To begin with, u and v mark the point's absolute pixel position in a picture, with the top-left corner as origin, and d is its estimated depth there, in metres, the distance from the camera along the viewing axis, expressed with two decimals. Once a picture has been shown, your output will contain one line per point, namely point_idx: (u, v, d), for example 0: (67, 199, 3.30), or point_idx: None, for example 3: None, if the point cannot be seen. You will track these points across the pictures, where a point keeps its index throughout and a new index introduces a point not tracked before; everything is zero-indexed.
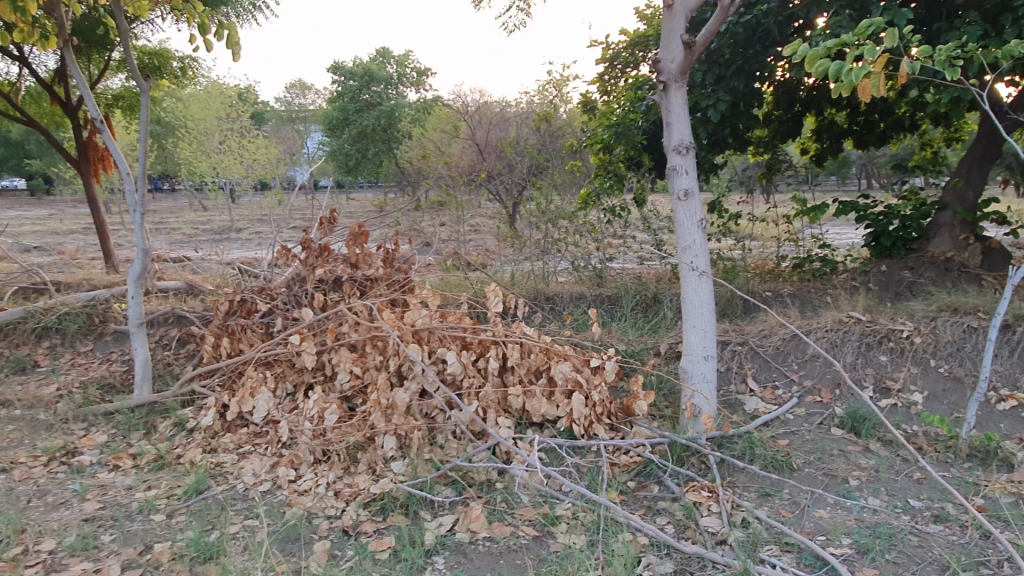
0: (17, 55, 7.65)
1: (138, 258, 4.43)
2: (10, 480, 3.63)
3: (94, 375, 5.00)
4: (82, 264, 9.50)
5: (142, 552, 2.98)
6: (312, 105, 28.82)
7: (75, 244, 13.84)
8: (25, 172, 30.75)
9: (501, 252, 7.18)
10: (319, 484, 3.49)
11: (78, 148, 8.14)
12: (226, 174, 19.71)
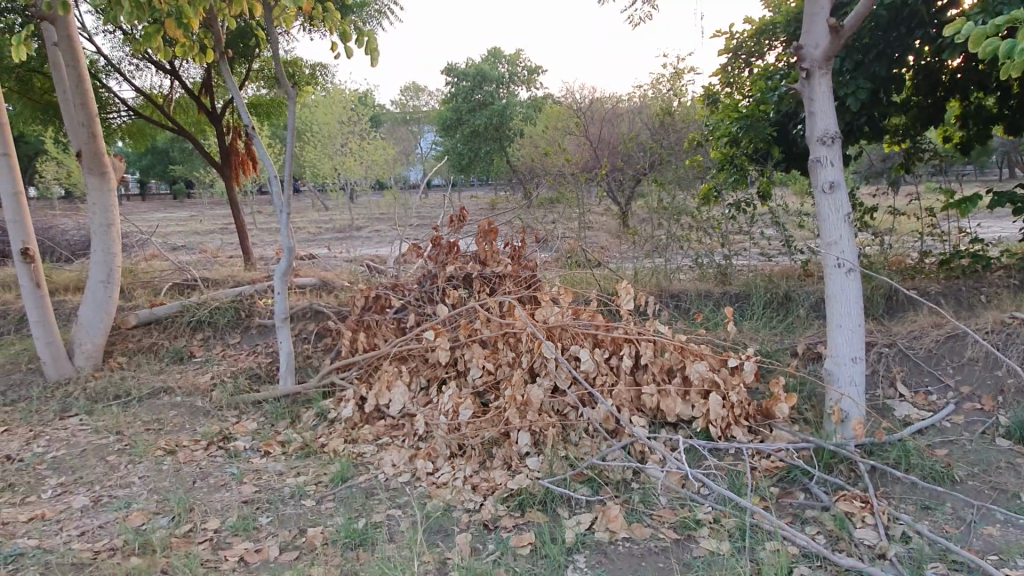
0: (168, 69, 8.29)
1: (283, 256, 4.68)
2: (176, 462, 3.93)
3: (243, 366, 5.34)
4: (223, 261, 10.18)
5: (298, 535, 3.15)
6: (425, 106, 29.54)
7: (215, 242, 14.86)
8: (168, 177, 33.39)
9: (621, 249, 7.10)
10: (457, 478, 3.57)
11: (221, 154, 8.72)
12: (347, 175, 20.56)
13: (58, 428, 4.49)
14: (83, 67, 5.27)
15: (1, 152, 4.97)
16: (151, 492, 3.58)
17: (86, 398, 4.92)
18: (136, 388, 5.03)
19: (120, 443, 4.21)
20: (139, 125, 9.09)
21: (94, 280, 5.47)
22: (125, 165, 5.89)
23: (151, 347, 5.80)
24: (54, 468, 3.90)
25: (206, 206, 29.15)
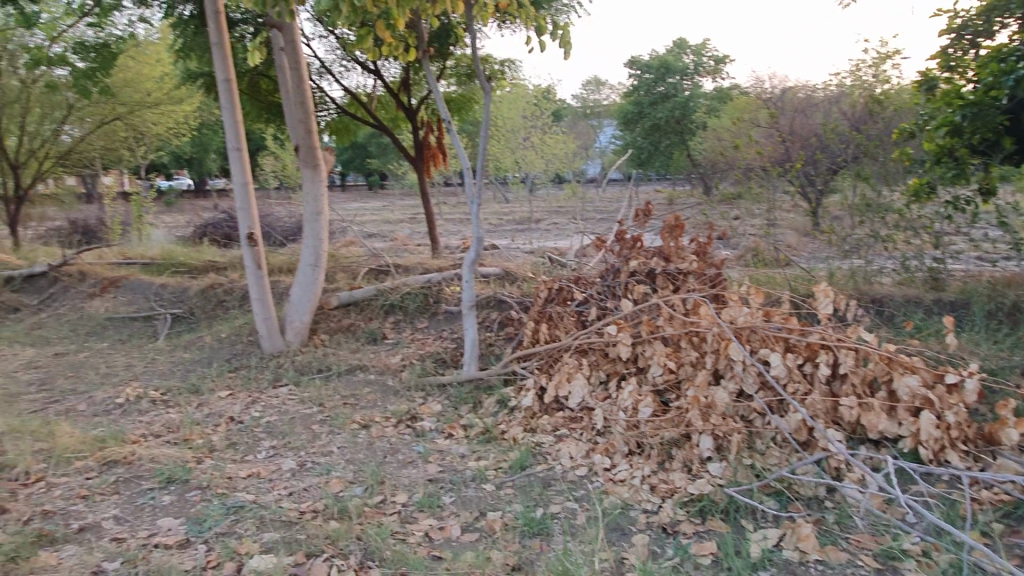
0: (372, 68, 8.90)
1: (472, 246, 4.85)
2: (370, 436, 4.22)
3: (430, 350, 5.62)
4: (413, 249, 10.77)
5: (478, 517, 3.25)
6: (606, 100, 29.39)
7: (406, 231, 15.80)
8: (365, 171, 36.01)
9: (815, 248, 6.64)
10: (635, 476, 3.51)
11: (415, 149, 9.21)
12: (528, 169, 21.00)
13: (271, 396, 4.99)
14: (303, 70, 5.80)
15: (234, 147, 5.61)
16: (348, 462, 3.87)
17: (294, 370, 5.43)
18: (336, 363, 5.47)
19: (322, 414, 4.60)
20: (345, 123, 9.87)
21: (304, 263, 6.02)
22: (336, 159, 6.41)
23: (350, 327, 6.27)
24: (268, 431, 4.34)
25: (397, 197, 31.09)
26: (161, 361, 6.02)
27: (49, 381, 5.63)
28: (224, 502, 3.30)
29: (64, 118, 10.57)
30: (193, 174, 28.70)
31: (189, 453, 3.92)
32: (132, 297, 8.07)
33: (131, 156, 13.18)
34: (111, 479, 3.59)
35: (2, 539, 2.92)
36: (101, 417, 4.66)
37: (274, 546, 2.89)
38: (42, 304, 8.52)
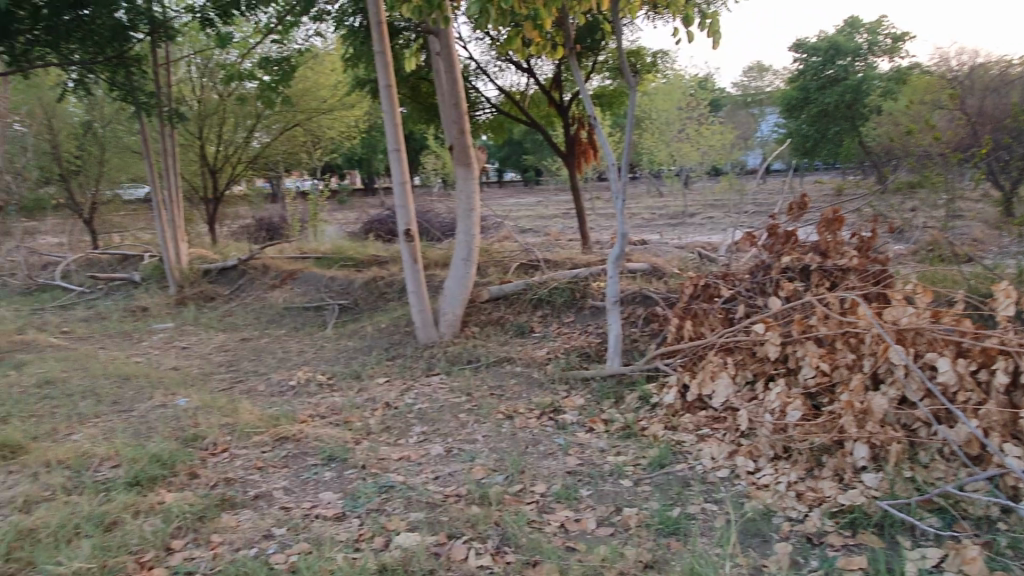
0: (525, 67, 9.09)
1: (617, 242, 4.84)
2: (513, 426, 4.36)
3: (575, 344, 5.69)
4: (563, 244, 10.89)
5: (614, 512, 3.27)
6: (769, 86, 27.95)
7: (558, 226, 15.97)
8: (520, 167, 36.71)
9: (1004, 242, 5.98)
10: (780, 482, 3.37)
11: (566, 145, 9.31)
12: (683, 162, 20.47)
13: (424, 384, 5.28)
14: (457, 73, 6.05)
15: (394, 149, 5.97)
16: (491, 450, 4.02)
17: (445, 360, 5.71)
18: (484, 355, 5.69)
19: (470, 403, 4.81)
20: (499, 121, 10.16)
21: (457, 258, 6.30)
22: (487, 157, 6.64)
23: (499, 320, 6.48)
24: (419, 417, 4.60)
25: (551, 192, 31.47)
26: (329, 348, 6.55)
27: (236, 363, 6.29)
28: (377, 481, 3.55)
29: (252, 126, 11.71)
30: (362, 173, 30.67)
31: (349, 434, 4.25)
32: (306, 289, 8.81)
33: (309, 158, 14.34)
34: (282, 453, 3.97)
35: (193, 500, 3.33)
36: (276, 397, 5.16)
37: (419, 525, 3.07)
38: (233, 294, 9.52)
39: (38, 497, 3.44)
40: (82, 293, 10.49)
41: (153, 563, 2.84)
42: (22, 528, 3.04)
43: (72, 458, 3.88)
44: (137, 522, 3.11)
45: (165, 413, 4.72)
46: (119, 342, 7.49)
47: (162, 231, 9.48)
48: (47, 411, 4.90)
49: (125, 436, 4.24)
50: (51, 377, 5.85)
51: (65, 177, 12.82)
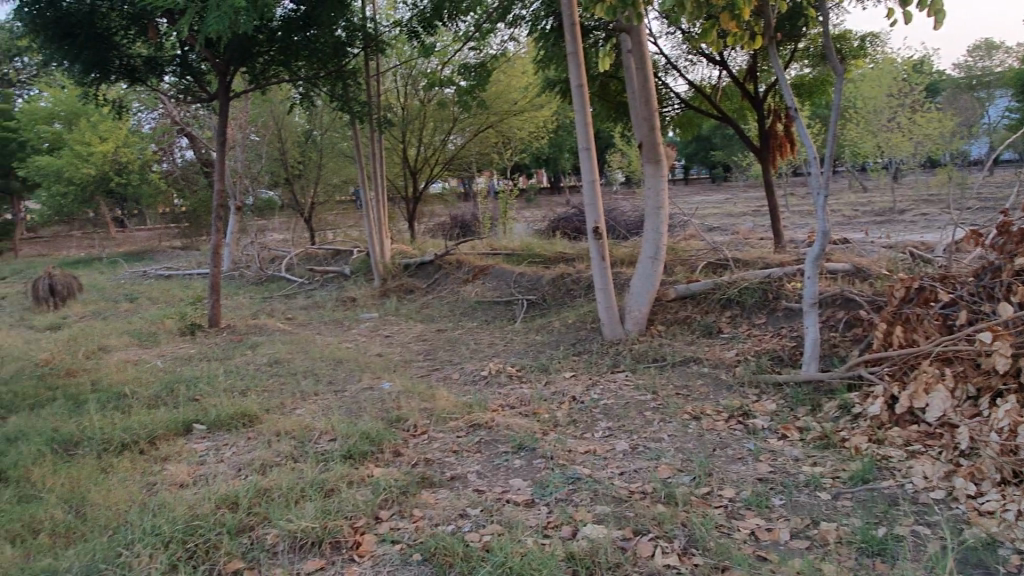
0: (717, 59, 8.82)
1: (816, 240, 4.57)
2: (700, 428, 4.28)
3: (767, 347, 5.45)
4: (755, 243, 10.43)
5: (810, 525, 3.11)
6: (1000, 65, 24.76)
7: (749, 224, 15.29)
8: (709, 162, 35.53)
9: None
10: (1008, 510, 3.02)
11: (760, 138, 8.89)
12: (893, 153, 18.72)
13: (609, 380, 5.33)
14: (648, 69, 6.02)
15: (584, 148, 6.06)
16: (677, 450, 3.98)
17: (630, 358, 5.72)
18: (670, 354, 5.62)
19: (655, 401, 4.78)
20: (689, 116, 9.92)
21: (645, 256, 6.27)
22: (678, 153, 6.53)
23: (685, 319, 6.37)
24: (605, 413, 4.65)
25: (741, 188, 30.18)
26: (517, 341, 6.80)
27: (432, 352, 6.73)
28: (564, 472, 3.65)
29: (449, 129, 12.39)
30: (549, 172, 31.27)
31: (537, 425, 4.40)
32: (496, 285, 9.19)
33: (500, 159, 14.90)
34: (475, 439, 4.21)
35: (397, 477, 3.63)
36: (470, 386, 5.45)
37: (605, 519, 3.13)
38: (429, 287, 10.16)
39: (271, 462, 3.93)
40: (302, 284, 11.71)
41: (364, 529, 3.14)
42: (259, 487, 3.50)
43: (297, 430, 4.39)
44: (350, 491, 3.45)
45: (373, 395, 5.18)
46: (333, 329, 8.28)
47: (370, 229, 10.33)
48: (276, 387, 5.55)
49: (339, 414, 4.71)
50: (279, 358, 6.62)
51: (289, 181, 14.36)
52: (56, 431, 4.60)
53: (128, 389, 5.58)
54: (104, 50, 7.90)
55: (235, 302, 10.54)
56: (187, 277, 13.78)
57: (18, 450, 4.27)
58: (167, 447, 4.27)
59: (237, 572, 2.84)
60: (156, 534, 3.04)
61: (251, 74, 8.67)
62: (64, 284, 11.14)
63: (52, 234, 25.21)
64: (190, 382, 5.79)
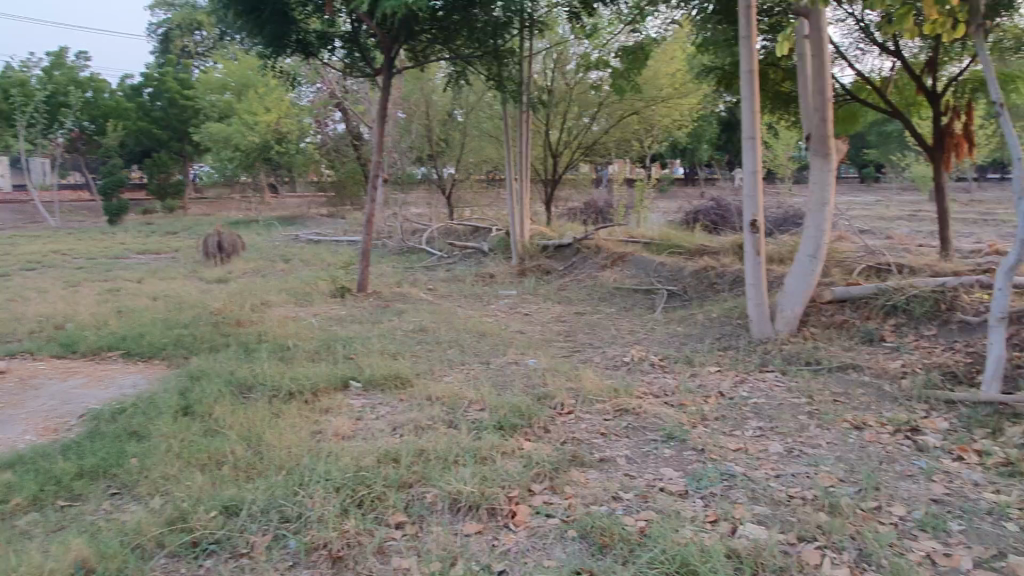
0: (894, 49, 8.18)
1: (1013, 250, 4.15)
2: (862, 439, 4.04)
3: (937, 361, 5.06)
4: (918, 249, 9.67)
5: (996, 556, 2.85)
6: None
7: (907, 229, 14.20)
8: (861, 161, 33.28)
9: None
10: None
11: (934, 137, 8.17)
12: None
13: (758, 379, 5.13)
14: (826, 56, 5.67)
15: (749, 136, 5.81)
16: (838, 459, 3.78)
17: (781, 358, 5.48)
18: (827, 359, 5.33)
19: (810, 406, 4.56)
20: (851, 110, 9.24)
21: (803, 254, 5.95)
22: (848, 148, 6.14)
23: (843, 323, 6.02)
24: (756, 412, 4.48)
25: (896, 191, 28.07)
26: (659, 330, 6.67)
27: (572, 334, 6.74)
28: (717, 468, 3.55)
29: (594, 114, 12.29)
30: (686, 163, 30.45)
31: (685, 416, 4.31)
32: (636, 273, 9.06)
33: (642, 146, 14.62)
34: (623, 424, 4.17)
35: (549, 453, 3.67)
36: (612, 370, 5.42)
37: (765, 520, 3.02)
38: (566, 269, 10.17)
39: (425, 424, 4.08)
40: (441, 258, 12.05)
41: (518, 499, 3.19)
42: (418, 447, 3.64)
43: (448, 397, 4.52)
44: (503, 461, 3.53)
45: (518, 370, 5.25)
46: (473, 303, 8.49)
47: (511, 208, 10.45)
48: (424, 354, 5.76)
49: (487, 385, 4.82)
50: (425, 326, 6.86)
51: (434, 157, 14.79)
52: (232, 374, 5.01)
53: (291, 342, 5.98)
54: (285, 26, 8.44)
55: (379, 270, 11.02)
56: (334, 243, 14.55)
57: (203, 388, 4.70)
58: (328, 400, 4.53)
59: (401, 524, 2.98)
60: (328, 479, 3.24)
61: (412, 52, 9.10)
62: (229, 241, 12.08)
63: (215, 196, 27.38)
64: (346, 341, 6.12)
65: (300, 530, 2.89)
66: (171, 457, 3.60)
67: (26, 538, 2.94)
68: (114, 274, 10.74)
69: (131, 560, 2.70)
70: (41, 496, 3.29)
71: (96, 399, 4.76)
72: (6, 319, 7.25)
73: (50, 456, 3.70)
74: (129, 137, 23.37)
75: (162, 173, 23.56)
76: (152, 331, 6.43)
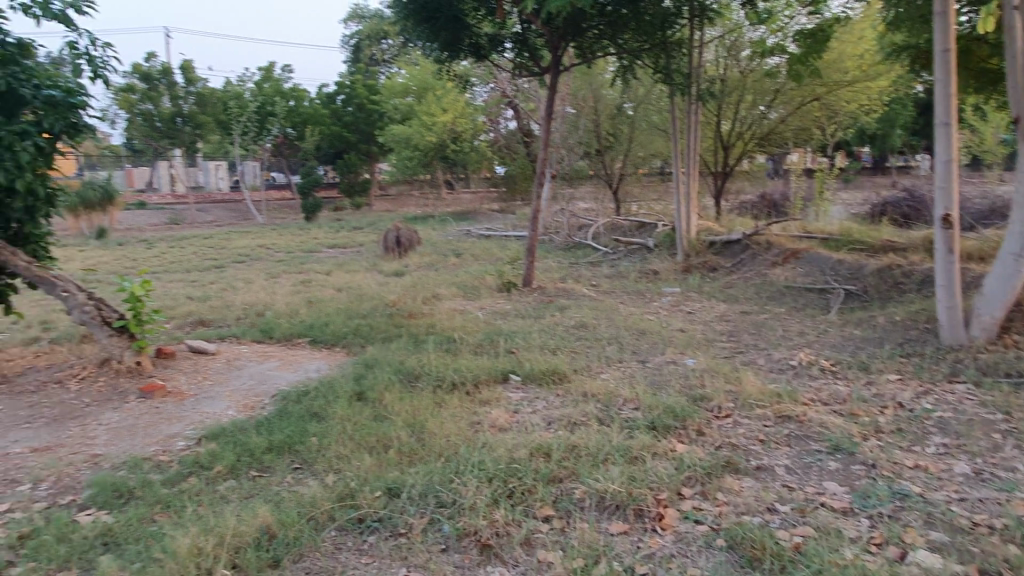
0: None
1: None
2: None
3: None
4: None
5: None
6: None
7: None
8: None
9: None
10: None
11: None
12: None
13: (946, 390, 4.65)
14: None
15: (942, 122, 5.28)
16: None
17: (976, 368, 4.93)
18: None
19: (1008, 424, 4.07)
20: None
21: (1006, 253, 5.29)
22: None
23: None
24: (940, 427, 4.07)
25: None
26: (833, 333, 6.24)
27: (737, 334, 6.49)
28: (889, 485, 3.28)
29: (770, 102, 11.66)
30: (877, 151, 28.02)
31: (856, 427, 4.01)
32: (811, 270, 8.53)
33: (823, 135, 13.66)
34: (785, 432, 3.97)
35: (703, 457, 3.58)
36: (777, 374, 5.16)
37: (942, 548, 2.75)
38: (734, 266, 9.78)
39: (578, 421, 4.13)
40: (606, 253, 12.03)
41: (667, 502, 3.15)
42: (569, 443, 3.70)
43: (603, 394, 4.54)
44: (654, 462, 3.49)
45: (676, 370, 5.16)
46: (635, 299, 8.43)
47: (678, 203, 10.21)
48: (582, 350, 5.82)
49: (643, 384, 4.78)
50: (585, 322, 6.92)
51: (601, 152, 14.78)
52: (402, 364, 5.36)
53: (457, 335, 6.29)
54: (459, 31, 8.83)
55: (545, 265, 11.22)
56: (503, 238, 15.01)
57: (377, 375, 5.09)
58: (488, 392, 4.72)
59: (548, 518, 3.05)
60: (481, 469, 3.39)
61: (579, 49, 9.01)
62: (407, 237, 12.86)
63: (398, 193, 29.18)
64: (508, 335, 6.33)
65: (453, 515, 3.06)
66: (345, 438, 3.94)
67: (224, 502, 3.36)
68: (308, 267, 11.81)
69: (306, 529, 3.00)
70: (238, 466, 3.73)
71: (286, 381, 5.29)
72: (219, 307, 8.24)
73: (247, 430, 4.19)
74: (323, 140, 25.54)
75: (352, 173, 25.49)
76: (336, 320, 7.03)
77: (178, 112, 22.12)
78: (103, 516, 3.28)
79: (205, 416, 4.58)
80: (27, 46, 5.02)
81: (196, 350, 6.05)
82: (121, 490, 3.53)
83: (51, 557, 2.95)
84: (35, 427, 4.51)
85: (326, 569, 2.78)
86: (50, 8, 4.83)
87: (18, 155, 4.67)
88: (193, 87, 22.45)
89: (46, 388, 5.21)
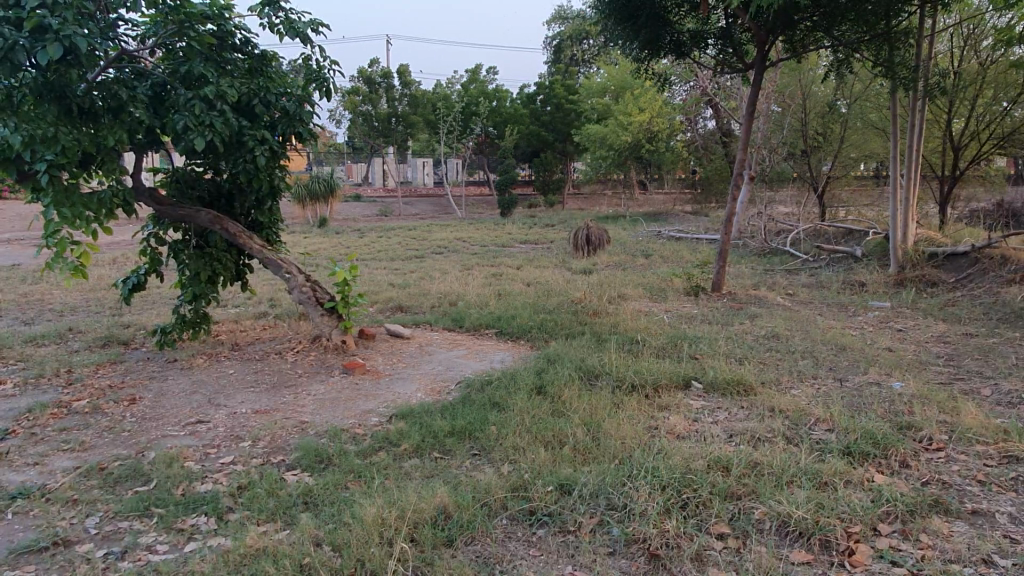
0: None
1: None
2: None
3: None
4: None
5: None
6: None
7: None
8: None
9: None
10: None
11: None
12: None
13: None
14: None
15: None
16: None
17: None
18: None
19: None
20: None
21: None
22: None
23: None
24: None
25: None
26: None
27: (957, 358, 5.77)
28: None
29: (1015, 97, 10.25)
30: None
31: None
32: None
33: None
34: (1011, 474, 3.46)
35: (905, 492, 3.23)
36: (1004, 406, 4.53)
37: None
38: (958, 282, 8.73)
39: (762, 436, 3.90)
40: (806, 261, 11.26)
41: (859, 537, 2.88)
42: (751, 459, 3.50)
43: (792, 411, 4.25)
44: (846, 491, 3.21)
45: (879, 392, 4.71)
46: (836, 312, 7.82)
47: (893, 208, 9.30)
48: (773, 361, 5.50)
49: (840, 404, 4.41)
50: (777, 332, 6.51)
51: (807, 152, 13.82)
52: (583, 361, 5.39)
53: (641, 336, 6.21)
54: (661, 28, 8.63)
55: (737, 270, 10.77)
56: (695, 240, 14.60)
57: (557, 370, 5.16)
58: (668, 397, 4.60)
59: (722, 536, 2.91)
60: (654, 476, 3.31)
61: (789, 42, 8.54)
62: (597, 236, 12.89)
63: (591, 193, 29.37)
64: (693, 340, 6.13)
65: (623, 519, 3.03)
66: (523, 431, 4.03)
67: (408, 478, 3.58)
68: (499, 261, 12.28)
69: (479, 514, 3.11)
70: (422, 446, 3.96)
71: (471, 369, 5.54)
72: (417, 294, 8.81)
73: (432, 413, 4.42)
74: (522, 139, 26.32)
75: (546, 170, 26.11)
76: (522, 314, 7.21)
77: (393, 112, 23.81)
78: (305, 478, 3.63)
79: (397, 396, 4.89)
80: (270, 56, 5.69)
81: (394, 333, 6.50)
82: (322, 456, 3.88)
83: (261, 509, 3.32)
84: (257, 392, 5.08)
85: (496, 555, 2.86)
86: (294, 27, 5.41)
87: (256, 158, 5.24)
88: (408, 89, 24.01)
89: (269, 357, 5.87)
